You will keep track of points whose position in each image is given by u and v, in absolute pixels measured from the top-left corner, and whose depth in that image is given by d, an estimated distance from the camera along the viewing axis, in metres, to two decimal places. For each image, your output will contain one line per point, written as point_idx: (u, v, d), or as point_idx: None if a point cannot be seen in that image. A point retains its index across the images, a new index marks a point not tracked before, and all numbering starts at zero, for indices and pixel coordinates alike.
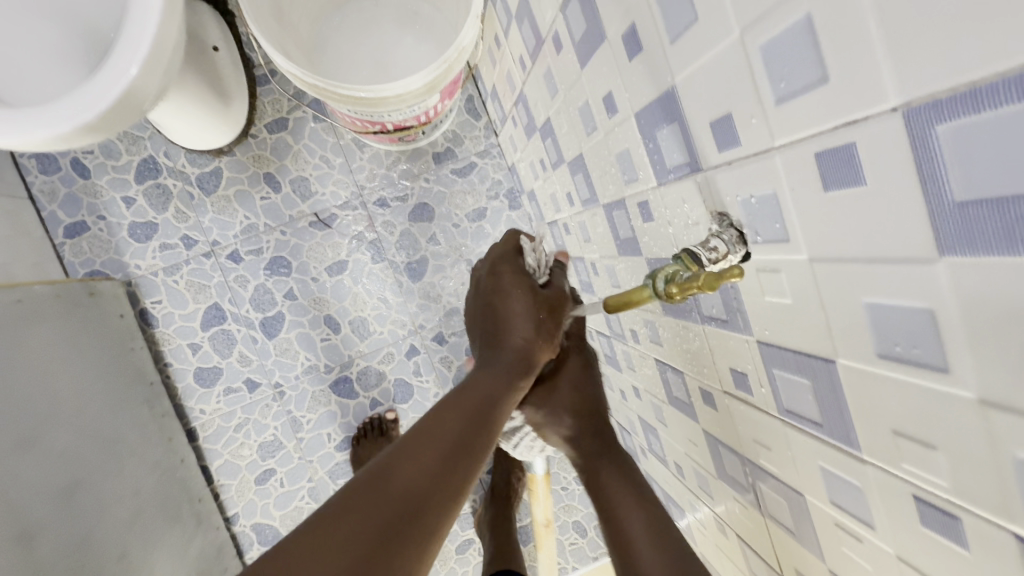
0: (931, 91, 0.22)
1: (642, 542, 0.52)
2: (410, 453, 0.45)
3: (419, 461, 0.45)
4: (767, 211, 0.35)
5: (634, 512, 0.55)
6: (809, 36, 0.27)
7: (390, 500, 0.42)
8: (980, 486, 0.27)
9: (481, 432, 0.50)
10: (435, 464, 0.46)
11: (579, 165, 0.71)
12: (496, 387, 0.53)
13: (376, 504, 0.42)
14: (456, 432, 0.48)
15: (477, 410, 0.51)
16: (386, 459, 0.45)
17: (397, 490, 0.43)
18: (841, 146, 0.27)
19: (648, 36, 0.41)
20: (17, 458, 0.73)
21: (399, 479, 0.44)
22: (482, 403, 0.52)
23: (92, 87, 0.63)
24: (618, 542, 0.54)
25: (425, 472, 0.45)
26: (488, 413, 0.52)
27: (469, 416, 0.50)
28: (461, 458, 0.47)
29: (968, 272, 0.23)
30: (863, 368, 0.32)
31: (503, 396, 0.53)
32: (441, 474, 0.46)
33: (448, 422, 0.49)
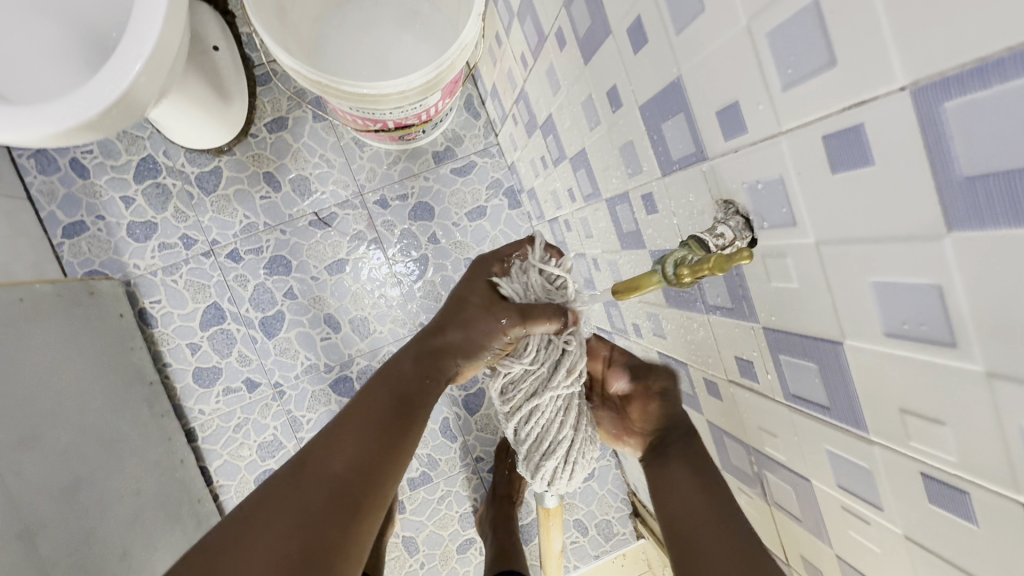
0: (938, 70, 0.23)
1: (687, 492, 0.52)
2: (325, 445, 0.49)
3: (337, 445, 0.49)
4: (774, 196, 0.36)
5: (680, 465, 0.54)
6: (817, 20, 0.27)
7: (312, 488, 0.46)
8: (988, 459, 0.27)
9: (407, 407, 0.54)
10: (359, 443, 0.50)
11: (581, 161, 0.71)
12: (411, 368, 0.57)
13: (296, 486, 0.46)
14: (365, 415, 0.52)
15: (399, 398, 0.54)
16: (309, 448, 0.49)
17: (326, 474, 0.47)
18: (849, 128, 0.28)
19: (653, 28, 0.42)
20: (16, 456, 0.72)
21: (317, 464, 0.48)
22: (408, 385, 0.56)
23: (97, 82, 0.63)
24: (661, 491, 0.54)
25: (342, 454, 0.49)
26: (416, 397, 0.56)
27: (377, 398, 0.54)
28: (386, 435, 0.52)
29: (976, 246, 0.24)
30: (870, 348, 0.32)
31: (418, 376, 0.57)
32: (369, 452, 0.50)
33: (357, 409, 0.53)
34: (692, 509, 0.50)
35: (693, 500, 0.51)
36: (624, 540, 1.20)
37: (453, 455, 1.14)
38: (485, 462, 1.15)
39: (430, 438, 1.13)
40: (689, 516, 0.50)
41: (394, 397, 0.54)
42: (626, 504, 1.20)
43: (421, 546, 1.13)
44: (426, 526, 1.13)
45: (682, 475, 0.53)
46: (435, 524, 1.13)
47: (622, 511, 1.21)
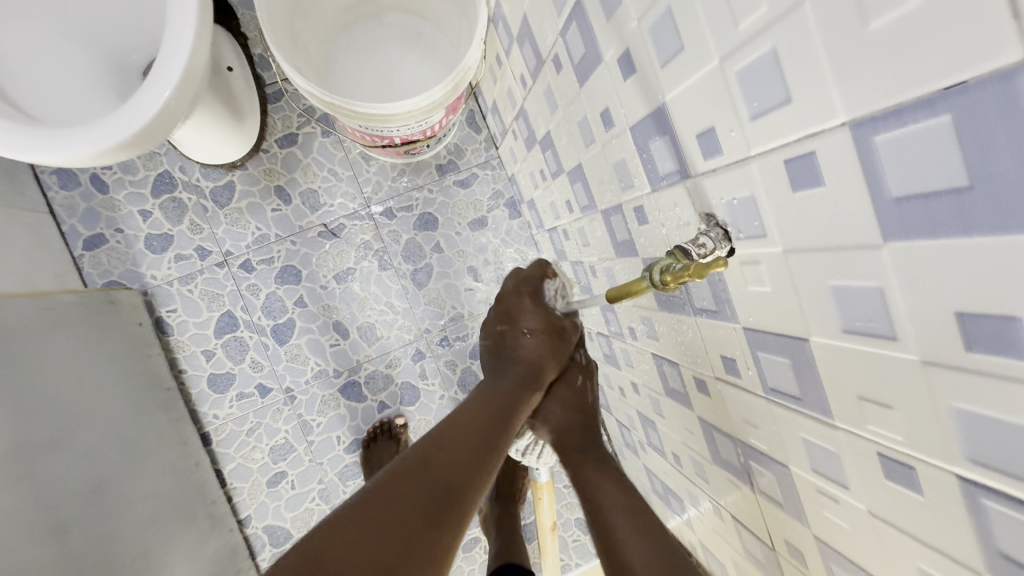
0: (869, 110, 0.27)
1: (626, 537, 0.56)
2: (443, 444, 0.56)
3: (452, 448, 0.56)
4: (748, 210, 0.41)
5: (618, 511, 0.59)
6: (775, 64, 0.32)
7: (429, 481, 0.52)
8: (928, 436, 0.32)
9: (506, 429, 0.61)
10: (470, 453, 0.56)
11: (578, 174, 0.76)
12: (513, 391, 0.63)
13: (419, 475, 0.52)
14: (478, 429, 0.58)
15: (498, 411, 0.61)
16: (431, 441, 0.56)
17: (439, 470, 0.53)
18: (805, 154, 0.33)
19: (641, 60, 0.47)
20: (45, 457, 0.77)
21: (433, 460, 0.54)
22: (505, 402, 0.62)
23: (128, 107, 0.68)
24: (604, 534, 0.58)
25: (452, 458, 0.55)
26: (509, 412, 0.62)
27: (488, 414, 0.60)
28: (488, 453, 0.58)
29: (907, 254, 0.28)
30: (832, 344, 0.37)
31: (515, 400, 0.63)
32: (476, 464, 0.56)
33: (468, 417, 0.59)
34: (632, 557, 0.55)
35: (632, 546, 0.56)
36: None
37: None
38: None
39: None
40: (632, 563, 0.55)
41: (498, 416, 0.61)
42: None
43: None
44: None
45: (622, 518, 0.58)
46: None
47: None
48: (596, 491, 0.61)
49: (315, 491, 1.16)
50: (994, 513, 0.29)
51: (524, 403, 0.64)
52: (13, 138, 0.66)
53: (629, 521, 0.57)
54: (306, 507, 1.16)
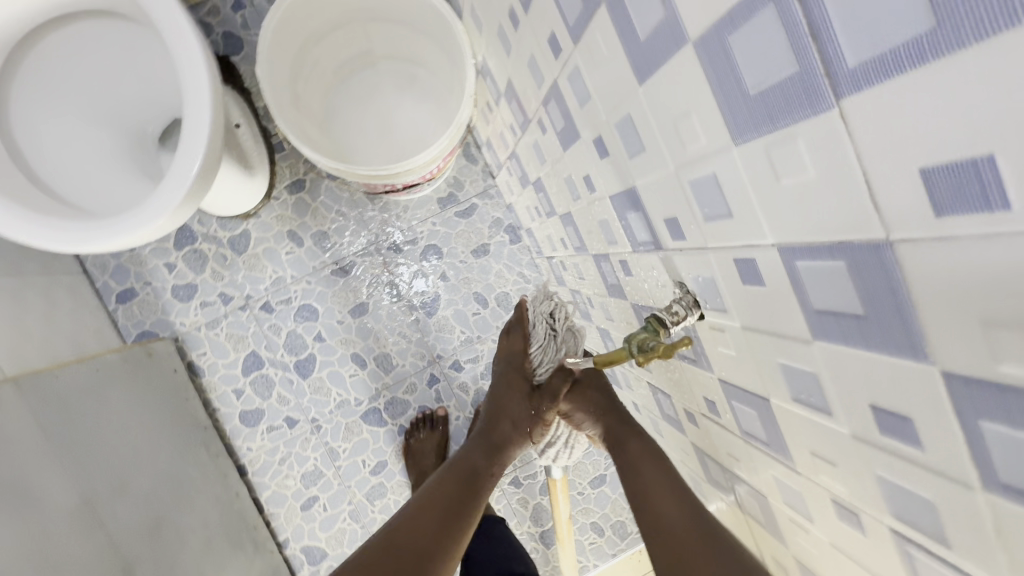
0: (789, 240, 0.33)
1: (664, 508, 0.58)
2: (416, 515, 0.62)
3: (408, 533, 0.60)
4: (710, 288, 0.46)
5: (670, 503, 0.58)
6: (717, 185, 0.38)
7: (394, 551, 0.58)
8: (865, 492, 0.38)
9: (476, 493, 0.68)
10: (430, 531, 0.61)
11: (569, 220, 0.82)
12: (478, 463, 0.71)
13: (372, 570, 0.56)
14: (438, 505, 0.64)
15: (469, 475, 0.69)
16: (400, 520, 0.62)
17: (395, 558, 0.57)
18: (748, 258, 0.38)
19: (613, 146, 0.52)
20: (112, 505, 0.85)
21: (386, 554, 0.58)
22: (474, 474, 0.69)
23: (158, 193, 0.75)
24: (656, 534, 0.57)
25: (411, 542, 0.59)
26: (477, 479, 0.69)
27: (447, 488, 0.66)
28: (456, 516, 0.64)
29: (830, 353, 0.34)
30: (786, 407, 0.43)
31: (489, 469, 0.71)
32: (439, 536, 0.61)
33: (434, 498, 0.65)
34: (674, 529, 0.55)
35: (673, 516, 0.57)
36: (638, 538, 1.31)
37: None
38: (506, 476, 1.26)
39: None
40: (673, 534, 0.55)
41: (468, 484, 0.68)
42: None
43: None
44: None
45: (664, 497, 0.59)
46: None
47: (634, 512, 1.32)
48: (648, 485, 0.62)
49: (346, 512, 1.24)
50: (919, 558, 0.35)
51: (489, 478, 0.71)
52: (62, 233, 0.73)
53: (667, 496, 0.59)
54: (338, 527, 1.24)
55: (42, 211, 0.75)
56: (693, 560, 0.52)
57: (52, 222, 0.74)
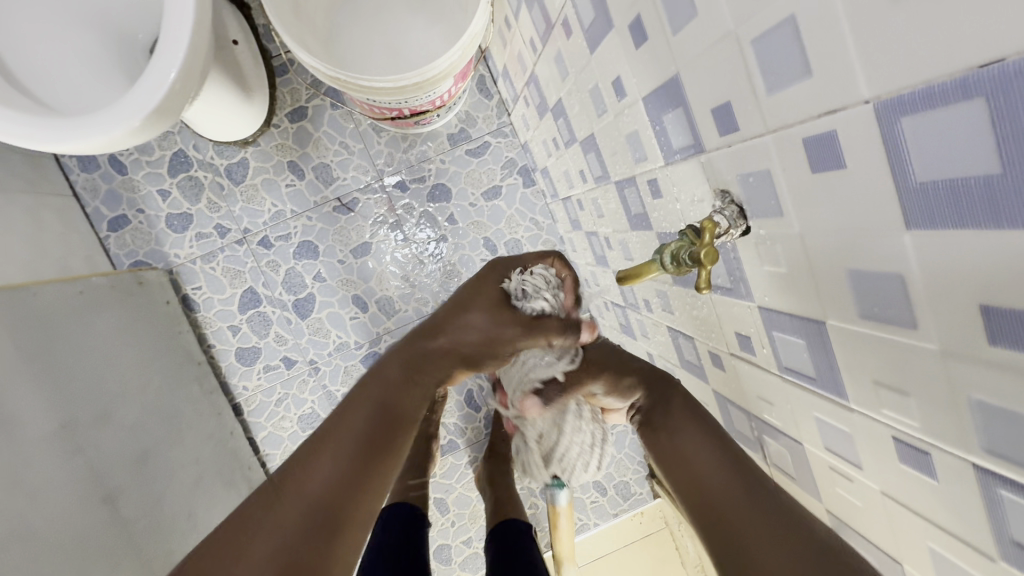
0: (894, 88, 0.25)
1: (729, 494, 0.47)
2: (315, 461, 0.51)
3: (323, 456, 0.52)
4: (763, 189, 0.39)
5: (720, 476, 0.49)
6: (794, 35, 0.30)
7: (296, 503, 0.48)
8: (945, 425, 0.31)
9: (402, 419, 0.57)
10: (349, 447, 0.52)
11: (591, 144, 0.73)
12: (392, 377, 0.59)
13: (292, 506, 0.48)
14: (366, 420, 0.54)
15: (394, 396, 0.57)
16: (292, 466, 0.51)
17: (317, 485, 0.49)
18: (825, 133, 0.31)
19: (653, 26, 0.44)
20: (93, 431, 0.81)
21: (299, 482, 0.50)
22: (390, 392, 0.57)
23: (136, 92, 0.68)
24: (717, 526, 0.46)
25: (331, 463, 0.51)
26: (401, 402, 0.58)
27: (364, 405, 0.56)
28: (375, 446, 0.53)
29: (930, 241, 0.27)
30: (849, 329, 0.36)
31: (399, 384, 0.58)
32: (362, 449, 0.53)
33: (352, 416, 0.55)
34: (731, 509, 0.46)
35: (730, 490, 0.48)
36: (641, 499, 1.28)
37: (478, 424, 1.23)
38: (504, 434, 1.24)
39: (455, 408, 1.22)
40: (731, 516, 0.46)
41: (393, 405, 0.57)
42: (643, 466, 1.27)
43: (452, 507, 1.23)
44: (455, 489, 1.23)
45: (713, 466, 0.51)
46: (463, 486, 1.23)
47: (639, 473, 1.28)
48: (699, 468, 0.51)
49: None
50: (1009, 505, 0.29)
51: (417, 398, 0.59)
52: (31, 129, 0.67)
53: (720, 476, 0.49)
54: None
55: (11, 105, 0.69)
56: (757, 557, 0.41)
57: (22, 118, 0.67)
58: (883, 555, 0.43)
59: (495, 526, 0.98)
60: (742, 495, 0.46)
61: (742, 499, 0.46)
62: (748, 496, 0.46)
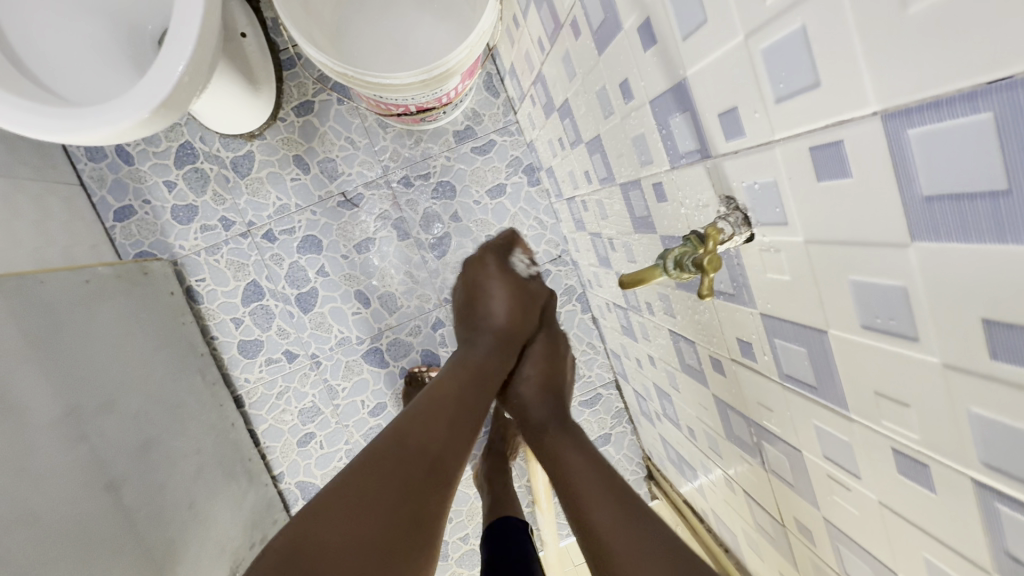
0: (903, 100, 0.25)
1: (612, 533, 0.53)
2: (426, 420, 0.58)
3: (435, 417, 0.59)
4: (769, 196, 0.39)
5: (608, 512, 0.54)
6: (804, 43, 0.30)
7: (415, 454, 0.55)
8: (944, 437, 0.31)
9: (483, 393, 0.66)
10: (450, 413, 0.60)
11: (597, 146, 0.73)
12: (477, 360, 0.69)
13: (410, 459, 0.54)
14: (458, 391, 0.63)
15: (479, 375, 0.67)
16: (404, 420, 0.58)
17: (432, 448, 0.56)
18: (831, 143, 0.31)
19: (662, 29, 0.44)
20: (98, 419, 0.82)
21: (416, 443, 0.56)
22: (480, 370, 0.68)
23: (145, 83, 0.68)
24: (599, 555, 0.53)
25: (442, 430, 0.58)
26: (483, 379, 0.67)
27: (463, 378, 0.65)
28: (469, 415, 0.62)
29: (935, 254, 0.27)
30: (852, 338, 0.36)
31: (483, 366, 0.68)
32: (460, 414, 0.61)
33: (450, 389, 0.63)
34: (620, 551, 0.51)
35: (620, 533, 0.52)
36: None
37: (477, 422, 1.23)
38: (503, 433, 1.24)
39: None
40: (620, 556, 0.51)
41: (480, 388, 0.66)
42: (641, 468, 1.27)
43: (449, 503, 1.23)
44: (453, 485, 1.23)
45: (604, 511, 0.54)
46: (461, 483, 1.23)
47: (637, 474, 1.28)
48: (584, 498, 0.57)
49: (342, 451, 1.21)
50: (1007, 520, 0.29)
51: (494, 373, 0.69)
52: (41, 119, 0.67)
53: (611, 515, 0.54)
54: (334, 466, 1.22)
55: (22, 95, 0.69)
56: None
57: (33, 108, 0.68)
58: (879, 565, 0.43)
59: (491, 524, 0.98)
60: (625, 535, 0.52)
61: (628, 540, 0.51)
62: (631, 535, 0.52)
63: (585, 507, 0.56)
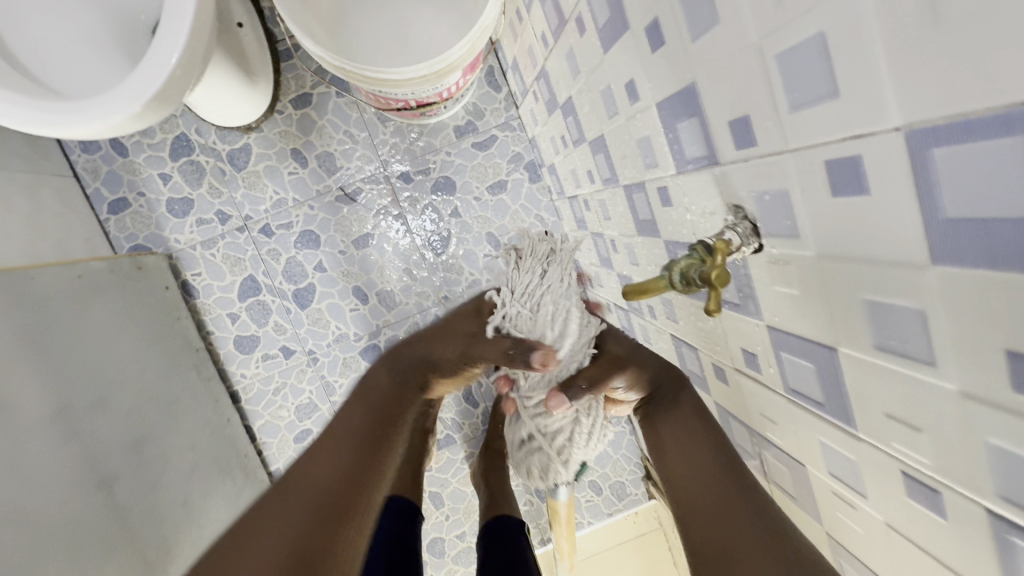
0: (927, 117, 0.24)
1: (704, 493, 0.49)
2: (314, 457, 0.54)
3: (328, 452, 0.54)
4: (779, 208, 0.37)
5: (705, 466, 0.51)
6: (822, 51, 0.28)
7: (296, 492, 0.50)
8: (958, 465, 0.30)
9: (389, 420, 0.60)
10: (374, 406, 0.60)
11: (600, 146, 0.72)
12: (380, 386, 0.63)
13: (303, 497, 0.50)
14: (343, 420, 0.58)
15: (377, 399, 0.61)
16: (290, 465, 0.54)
17: (321, 479, 0.52)
18: (848, 158, 0.29)
19: (670, 30, 0.42)
20: (90, 416, 0.81)
21: (330, 442, 0.55)
22: (381, 396, 0.62)
23: (138, 76, 0.66)
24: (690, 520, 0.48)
25: (360, 425, 0.57)
26: (389, 405, 0.61)
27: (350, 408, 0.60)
28: (377, 443, 0.57)
29: (956, 279, 0.26)
30: (862, 358, 0.35)
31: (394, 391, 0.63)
32: (362, 442, 0.56)
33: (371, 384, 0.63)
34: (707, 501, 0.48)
35: (710, 489, 0.49)
36: (636, 500, 1.28)
37: (475, 419, 1.23)
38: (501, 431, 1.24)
39: (453, 403, 1.22)
40: (710, 509, 0.47)
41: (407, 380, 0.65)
42: (639, 468, 1.27)
43: (446, 501, 1.23)
44: (450, 483, 1.23)
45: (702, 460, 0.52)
46: (459, 481, 1.23)
47: (635, 473, 1.28)
48: (681, 462, 0.53)
49: None
50: (1022, 554, 0.28)
51: (399, 398, 0.63)
52: (31, 113, 0.66)
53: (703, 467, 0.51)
54: None
55: (12, 88, 0.67)
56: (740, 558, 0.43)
57: (22, 101, 0.66)
58: None
59: (488, 523, 0.98)
60: (710, 493, 0.49)
61: (721, 500, 0.47)
62: (716, 493, 0.48)
63: (677, 464, 0.53)
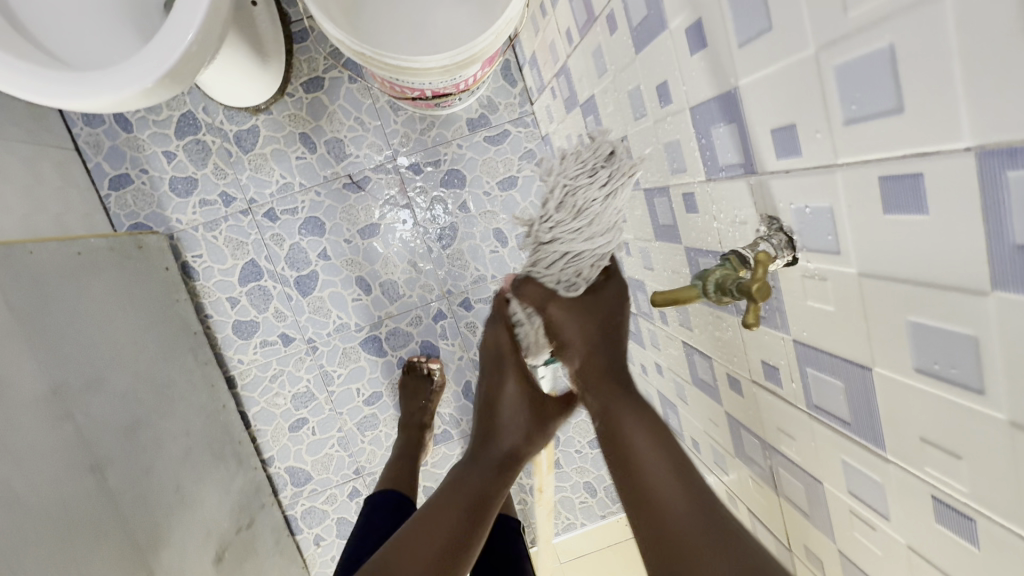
0: (1005, 139, 0.23)
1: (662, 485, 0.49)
2: (420, 536, 0.59)
3: (432, 532, 0.60)
4: (821, 222, 0.36)
5: (656, 459, 0.51)
6: (888, 63, 0.27)
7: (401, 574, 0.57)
8: (998, 496, 0.29)
9: (489, 506, 0.64)
10: (465, 508, 0.62)
11: (621, 147, 0.71)
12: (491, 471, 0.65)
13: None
14: (452, 503, 0.62)
15: (485, 488, 0.64)
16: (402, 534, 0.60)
17: (420, 563, 0.58)
18: (909, 175, 0.28)
19: (715, 33, 0.41)
20: (84, 398, 0.79)
21: (434, 514, 0.61)
22: (489, 487, 0.64)
23: (152, 51, 0.64)
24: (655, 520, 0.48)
25: (463, 510, 0.62)
26: (490, 491, 0.64)
27: (462, 497, 0.63)
28: (472, 533, 0.61)
29: (1018, 308, 0.25)
30: (900, 379, 0.34)
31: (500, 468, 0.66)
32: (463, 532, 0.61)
33: (474, 467, 0.65)
34: (677, 513, 0.47)
35: (680, 501, 0.48)
36: None
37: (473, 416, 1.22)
38: None
39: (452, 399, 1.21)
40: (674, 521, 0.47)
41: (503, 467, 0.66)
42: None
43: None
44: None
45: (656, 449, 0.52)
46: None
47: None
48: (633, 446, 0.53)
49: (335, 439, 1.19)
50: None
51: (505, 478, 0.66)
52: (39, 82, 0.63)
53: (666, 464, 0.50)
54: (326, 453, 1.20)
55: (19, 55, 0.65)
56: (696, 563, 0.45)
57: (31, 70, 0.64)
58: None
59: None
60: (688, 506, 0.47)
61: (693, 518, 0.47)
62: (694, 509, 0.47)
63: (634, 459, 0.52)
